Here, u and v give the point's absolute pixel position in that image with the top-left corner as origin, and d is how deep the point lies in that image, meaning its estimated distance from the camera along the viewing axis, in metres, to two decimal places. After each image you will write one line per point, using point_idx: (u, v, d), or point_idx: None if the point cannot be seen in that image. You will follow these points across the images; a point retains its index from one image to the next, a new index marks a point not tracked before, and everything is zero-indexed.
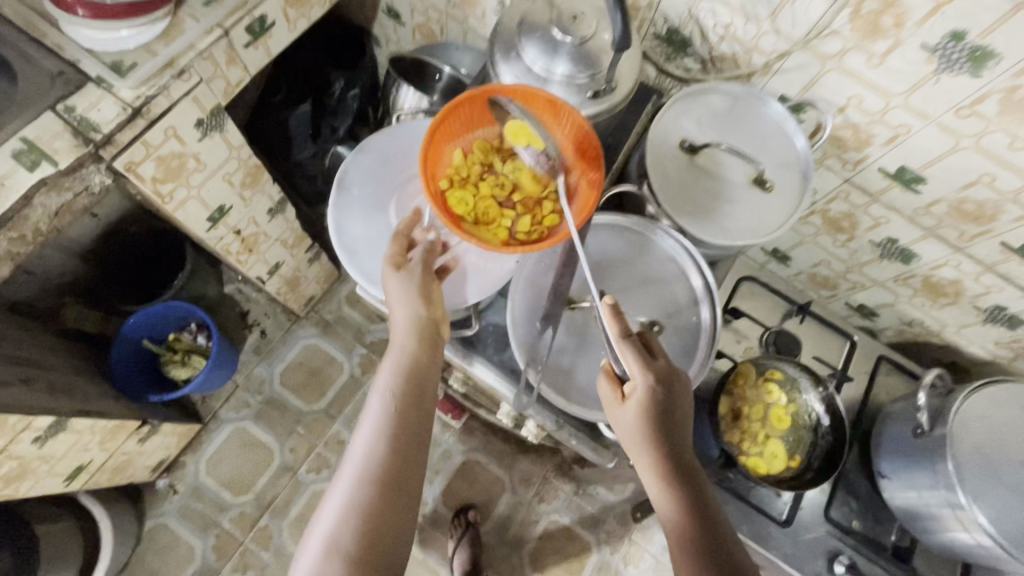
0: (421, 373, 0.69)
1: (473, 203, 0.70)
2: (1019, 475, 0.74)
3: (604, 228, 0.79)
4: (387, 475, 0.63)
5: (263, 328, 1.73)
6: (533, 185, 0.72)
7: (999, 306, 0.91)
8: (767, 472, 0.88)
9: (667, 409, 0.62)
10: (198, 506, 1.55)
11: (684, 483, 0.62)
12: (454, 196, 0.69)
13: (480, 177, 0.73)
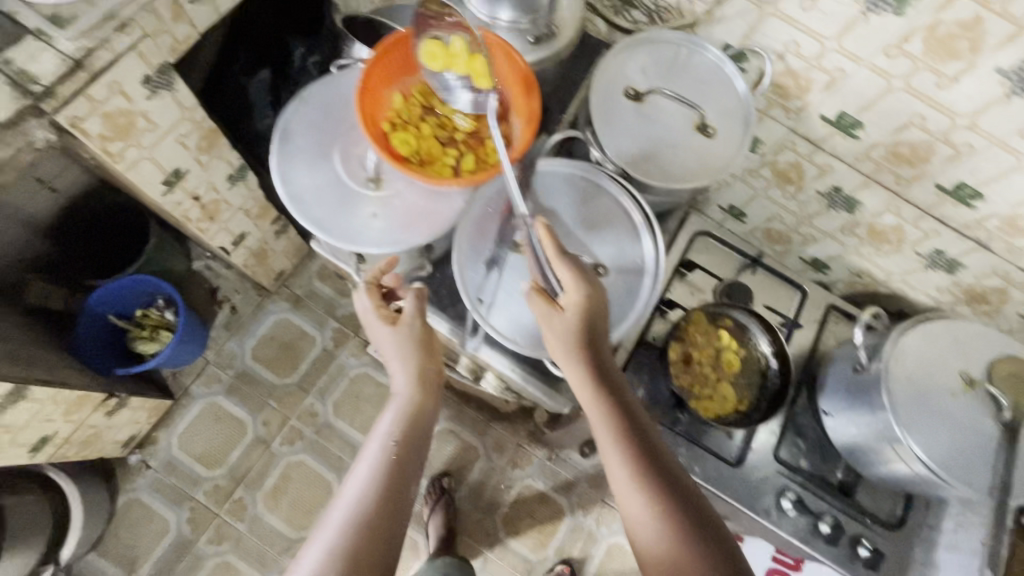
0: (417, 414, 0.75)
1: (416, 143, 0.72)
2: (947, 402, 0.78)
3: (550, 173, 0.80)
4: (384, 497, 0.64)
5: (234, 303, 1.73)
6: (473, 124, 0.74)
7: (937, 250, 0.94)
8: (715, 414, 0.91)
9: (598, 327, 0.68)
10: (172, 480, 1.56)
11: (623, 410, 0.68)
12: (398, 137, 0.70)
13: (422, 120, 0.75)
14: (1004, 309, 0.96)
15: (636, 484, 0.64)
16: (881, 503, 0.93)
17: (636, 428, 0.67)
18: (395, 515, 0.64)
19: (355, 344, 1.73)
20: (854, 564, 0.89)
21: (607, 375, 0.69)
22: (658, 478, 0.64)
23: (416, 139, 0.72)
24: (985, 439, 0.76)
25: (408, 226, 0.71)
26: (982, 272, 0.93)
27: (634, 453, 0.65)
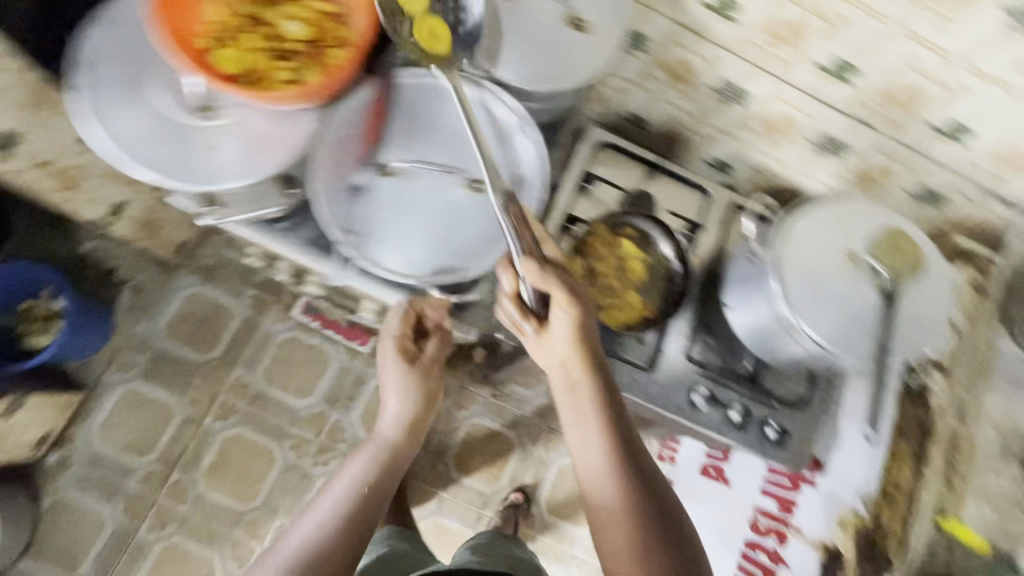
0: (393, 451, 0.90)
1: (246, 59, 0.64)
2: (832, 279, 0.80)
3: (410, 81, 0.72)
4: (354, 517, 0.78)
5: (136, 283, 1.58)
6: (309, 30, 0.67)
7: (825, 134, 0.95)
8: (621, 322, 0.91)
9: (589, 327, 0.68)
10: (99, 474, 1.48)
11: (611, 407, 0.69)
12: (223, 55, 0.63)
13: (249, 31, 0.66)
14: (891, 187, 0.99)
15: (617, 483, 0.66)
16: (788, 385, 0.97)
17: (620, 427, 0.69)
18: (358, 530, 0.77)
19: (277, 310, 1.64)
20: (763, 445, 0.94)
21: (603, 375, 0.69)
22: (637, 483, 0.66)
23: (243, 56, 0.64)
24: (868, 309, 0.80)
25: (247, 157, 0.64)
26: (866, 151, 0.94)
27: (618, 459, 0.67)
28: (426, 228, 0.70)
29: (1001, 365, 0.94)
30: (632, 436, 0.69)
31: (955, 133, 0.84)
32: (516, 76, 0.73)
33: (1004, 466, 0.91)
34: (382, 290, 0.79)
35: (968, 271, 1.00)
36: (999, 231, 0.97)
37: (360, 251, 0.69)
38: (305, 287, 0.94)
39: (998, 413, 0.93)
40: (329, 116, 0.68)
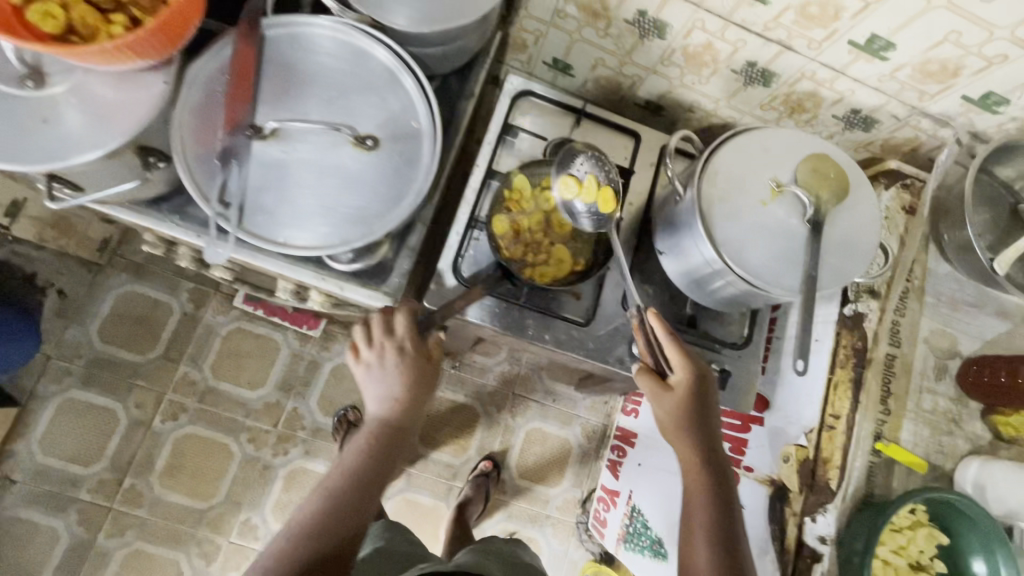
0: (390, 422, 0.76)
1: (68, 16, 0.56)
2: (757, 214, 0.77)
3: (284, 34, 0.68)
4: (350, 498, 0.71)
5: (61, 288, 1.40)
6: None
7: (750, 62, 0.90)
8: (553, 278, 0.87)
9: (702, 407, 0.78)
10: (45, 489, 1.34)
11: (716, 475, 0.77)
12: (35, 9, 0.55)
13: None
14: (821, 114, 0.95)
15: (712, 548, 0.72)
16: (729, 327, 0.95)
17: (720, 491, 0.76)
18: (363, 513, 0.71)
19: (218, 301, 1.48)
20: None
21: (713, 445, 0.78)
22: (729, 544, 0.73)
23: (62, 9, 0.56)
24: (794, 239, 0.77)
25: (91, 126, 0.56)
26: (792, 77, 0.90)
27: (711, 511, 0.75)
28: (313, 191, 0.65)
29: (935, 282, 0.95)
30: (730, 501, 0.76)
31: (878, 49, 0.79)
32: (407, 18, 0.67)
33: (938, 384, 0.91)
34: (287, 266, 0.74)
35: (903, 195, 0.98)
36: (928, 149, 0.95)
37: (239, 225, 0.63)
38: (213, 273, 0.86)
39: (929, 332, 0.93)
40: (187, 80, 0.63)
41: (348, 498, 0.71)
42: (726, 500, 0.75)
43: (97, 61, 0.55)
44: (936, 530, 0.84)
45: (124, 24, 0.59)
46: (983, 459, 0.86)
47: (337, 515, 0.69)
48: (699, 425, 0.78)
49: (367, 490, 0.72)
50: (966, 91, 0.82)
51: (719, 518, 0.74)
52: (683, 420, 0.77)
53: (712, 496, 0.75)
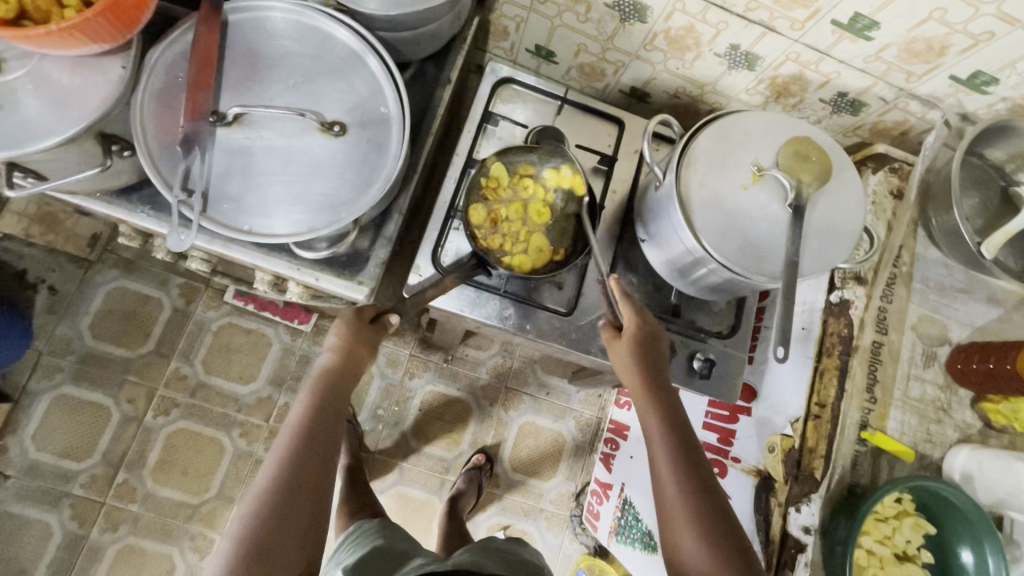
0: (333, 397, 0.71)
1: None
2: (737, 198, 0.75)
3: (247, 19, 0.70)
4: (299, 485, 0.62)
5: (52, 283, 1.36)
6: None
7: (733, 45, 0.87)
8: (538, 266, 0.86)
9: (654, 356, 0.77)
10: (39, 484, 1.28)
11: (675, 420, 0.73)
12: None
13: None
14: (808, 97, 0.93)
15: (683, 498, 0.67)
16: (715, 316, 0.94)
17: (681, 438, 0.71)
18: (318, 501, 0.62)
19: (209, 296, 1.43)
20: (691, 378, 0.89)
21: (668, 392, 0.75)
22: (700, 488, 0.67)
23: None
24: (775, 225, 0.75)
25: (46, 111, 0.57)
26: (777, 59, 0.87)
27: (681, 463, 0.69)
28: (278, 176, 0.66)
29: (923, 268, 0.93)
30: (693, 444, 0.71)
31: (862, 28, 0.77)
32: (378, 2, 0.70)
33: (927, 372, 0.90)
34: (262, 257, 0.73)
35: (890, 179, 0.95)
36: (918, 133, 0.94)
37: (203, 212, 0.64)
38: (189, 265, 0.85)
39: (918, 319, 0.91)
40: (146, 68, 0.64)
41: (294, 487, 0.62)
42: (691, 446, 0.70)
43: (53, 47, 0.55)
44: (922, 520, 0.83)
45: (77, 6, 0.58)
46: (972, 447, 0.84)
47: (284, 505, 0.60)
48: (653, 372, 0.76)
49: (319, 474, 0.64)
50: (953, 71, 0.80)
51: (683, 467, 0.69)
52: (638, 369, 0.75)
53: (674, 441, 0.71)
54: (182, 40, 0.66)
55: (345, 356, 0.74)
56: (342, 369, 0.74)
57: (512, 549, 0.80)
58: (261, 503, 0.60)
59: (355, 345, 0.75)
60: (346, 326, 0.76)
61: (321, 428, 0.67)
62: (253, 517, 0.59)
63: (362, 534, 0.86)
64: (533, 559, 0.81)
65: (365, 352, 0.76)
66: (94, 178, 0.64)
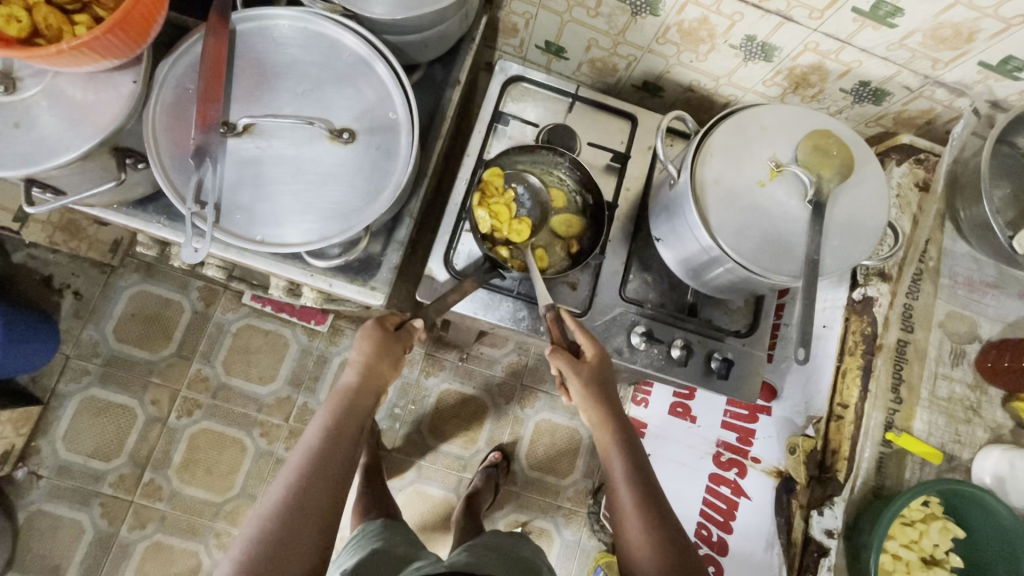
0: (354, 417, 0.69)
1: (27, 17, 0.57)
2: (754, 195, 0.73)
3: (254, 27, 0.70)
4: (310, 509, 0.60)
5: (76, 289, 1.39)
6: None
7: (749, 37, 0.85)
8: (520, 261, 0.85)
9: (610, 386, 0.75)
10: (70, 483, 1.32)
11: (635, 455, 0.73)
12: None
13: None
14: (828, 87, 0.90)
15: (644, 533, 0.66)
16: (732, 315, 0.92)
17: (642, 474, 0.71)
18: (327, 527, 0.61)
19: (228, 299, 1.45)
20: (708, 378, 0.87)
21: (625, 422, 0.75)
22: (662, 524, 0.67)
23: (25, 12, 0.57)
24: (794, 223, 0.73)
25: (61, 126, 0.58)
26: (795, 49, 0.84)
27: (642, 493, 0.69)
28: (290, 186, 0.66)
29: (951, 262, 0.90)
30: (652, 481, 0.71)
31: (884, 15, 0.74)
32: (385, 6, 0.69)
33: (956, 370, 0.87)
34: (276, 264, 0.74)
35: (916, 170, 0.92)
36: (945, 121, 0.90)
37: (216, 223, 0.64)
38: (206, 273, 0.87)
39: (945, 316, 0.88)
40: (157, 81, 0.64)
41: (304, 511, 0.60)
42: (649, 482, 0.70)
43: (65, 65, 0.56)
44: (951, 524, 0.80)
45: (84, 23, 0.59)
46: (1005, 448, 0.82)
47: (292, 529, 0.59)
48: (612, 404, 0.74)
49: (332, 500, 0.62)
50: (983, 57, 0.77)
51: (647, 501, 0.69)
52: (596, 400, 0.74)
53: (639, 476, 0.70)
54: (191, 52, 0.67)
55: (367, 372, 0.72)
56: (360, 384, 0.71)
57: (511, 546, 0.81)
58: (270, 526, 0.58)
59: (378, 360, 0.73)
60: (371, 340, 0.74)
61: (339, 446, 0.66)
62: (259, 540, 0.58)
63: (364, 539, 0.86)
64: (532, 555, 0.82)
65: (389, 368, 0.74)
66: (111, 191, 0.65)
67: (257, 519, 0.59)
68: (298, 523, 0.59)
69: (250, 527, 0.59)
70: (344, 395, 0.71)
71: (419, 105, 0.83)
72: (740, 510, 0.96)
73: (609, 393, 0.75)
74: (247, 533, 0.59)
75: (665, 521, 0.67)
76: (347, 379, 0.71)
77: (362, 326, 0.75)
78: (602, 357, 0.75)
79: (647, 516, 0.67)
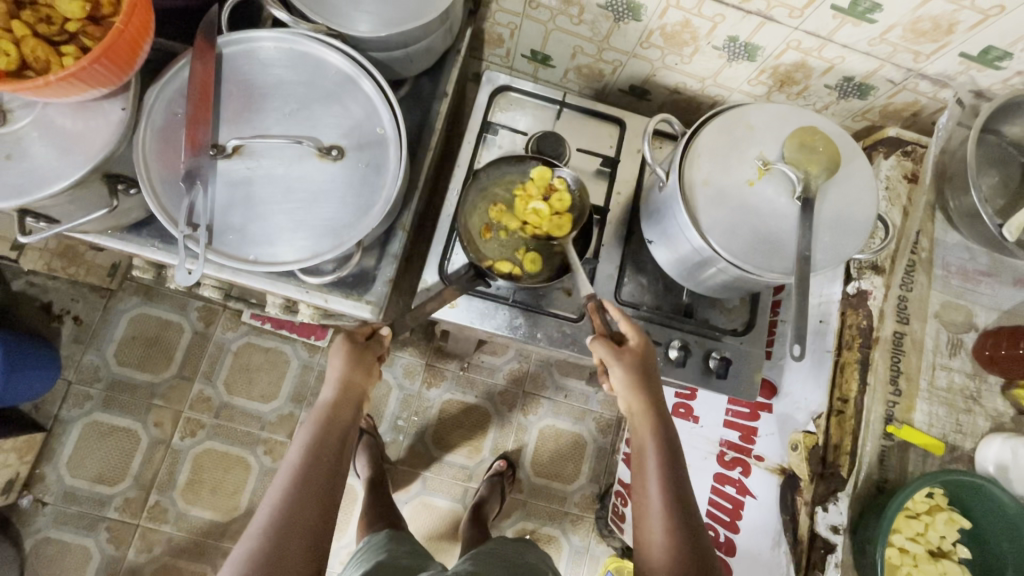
0: (335, 431, 0.69)
1: (15, 50, 0.58)
2: (743, 194, 0.73)
3: (241, 50, 0.70)
4: (298, 525, 0.60)
5: (76, 314, 1.39)
6: (74, 8, 0.60)
7: (731, 38, 0.86)
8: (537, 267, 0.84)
9: (653, 378, 0.75)
10: (75, 509, 1.32)
11: (668, 440, 0.72)
12: None
13: (16, 17, 0.60)
14: (813, 84, 0.91)
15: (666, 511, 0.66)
16: (729, 314, 0.92)
17: (672, 458, 0.70)
18: (317, 542, 0.60)
19: (227, 318, 1.45)
20: (707, 378, 0.87)
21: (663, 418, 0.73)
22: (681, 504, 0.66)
23: (13, 46, 0.58)
24: (785, 219, 0.73)
25: (52, 156, 0.59)
26: (778, 48, 0.85)
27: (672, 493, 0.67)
28: (281, 205, 0.67)
29: (943, 252, 0.90)
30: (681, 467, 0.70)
31: (863, 11, 0.74)
32: (370, 24, 0.71)
33: (953, 360, 0.87)
34: (272, 283, 0.74)
35: (903, 163, 0.93)
36: (931, 113, 0.91)
37: (209, 245, 0.65)
38: (203, 293, 0.87)
39: (940, 307, 0.88)
40: (145, 107, 0.65)
41: (292, 529, 0.59)
42: (682, 478, 0.69)
43: (54, 95, 0.57)
44: (956, 514, 0.80)
45: (71, 54, 0.60)
46: (1005, 436, 0.82)
47: (277, 550, 0.57)
48: (650, 392, 0.73)
49: (319, 515, 0.62)
50: (963, 48, 0.77)
51: (671, 482, 0.68)
52: (635, 390, 0.73)
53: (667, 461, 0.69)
54: (178, 77, 0.68)
55: (344, 386, 0.72)
56: (340, 396, 0.71)
57: (518, 553, 0.82)
58: (260, 544, 0.57)
59: (353, 372, 0.73)
60: (343, 354, 0.74)
61: (323, 463, 0.65)
62: (249, 560, 0.56)
63: (369, 552, 0.87)
64: (537, 561, 0.83)
65: (365, 380, 0.75)
66: (104, 218, 0.65)
67: (246, 542, 0.58)
68: (285, 542, 0.58)
69: (238, 551, 0.57)
70: (322, 411, 0.70)
71: (407, 120, 0.84)
72: (745, 509, 0.96)
73: (650, 384, 0.74)
74: (235, 556, 0.57)
75: (690, 521, 0.66)
76: (324, 397, 0.71)
77: (336, 343, 0.75)
78: (647, 349, 0.76)
79: (670, 504, 0.66)
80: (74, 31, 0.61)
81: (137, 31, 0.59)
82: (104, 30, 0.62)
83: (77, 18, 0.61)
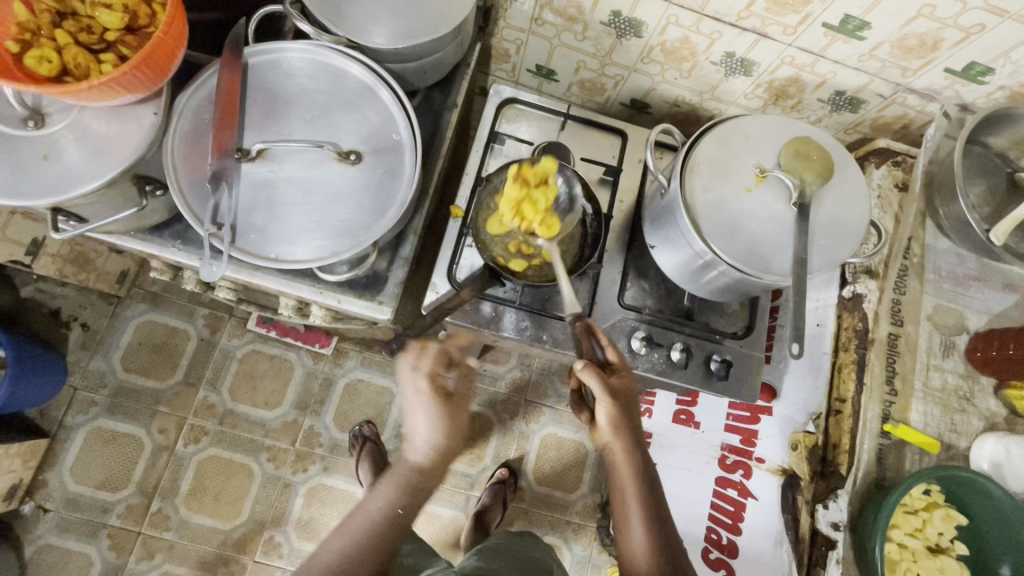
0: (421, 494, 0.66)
1: (59, 57, 0.62)
2: (741, 201, 0.76)
3: (265, 60, 0.74)
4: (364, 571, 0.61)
5: (84, 321, 1.41)
6: (113, 20, 0.64)
7: (728, 53, 0.90)
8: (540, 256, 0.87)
9: (633, 410, 0.74)
10: (77, 515, 1.32)
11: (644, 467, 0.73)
12: (31, 55, 0.61)
13: (59, 26, 0.64)
14: (806, 98, 0.95)
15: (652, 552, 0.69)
16: (730, 318, 0.95)
17: (651, 493, 0.73)
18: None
19: (234, 325, 1.47)
20: (709, 380, 0.89)
21: (642, 452, 0.73)
22: (662, 536, 0.70)
23: (56, 53, 0.62)
24: (782, 224, 0.76)
25: (85, 157, 0.62)
26: (772, 64, 0.89)
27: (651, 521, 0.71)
28: (302, 206, 0.70)
29: (934, 258, 0.94)
30: (659, 498, 0.73)
31: (853, 29, 0.79)
32: (386, 36, 0.74)
33: (946, 361, 0.89)
34: (288, 283, 0.77)
35: (894, 172, 0.97)
36: (919, 126, 0.95)
37: (233, 243, 0.68)
38: (217, 295, 0.88)
39: (933, 310, 0.91)
40: (176, 110, 0.69)
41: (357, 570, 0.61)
42: (657, 504, 0.72)
43: (92, 100, 0.60)
44: (953, 510, 0.83)
45: (108, 61, 0.64)
46: (999, 434, 0.85)
47: None
48: (631, 422, 0.73)
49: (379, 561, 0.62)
50: (948, 64, 0.81)
51: (650, 509, 0.71)
52: (621, 426, 0.71)
53: (646, 486, 0.72)
54: (206, 84, 0.71)
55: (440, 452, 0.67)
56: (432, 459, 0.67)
57: (523, 547, 0.85)
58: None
59: (445, 438, 0.68)
60: (445, 421, 0.67)
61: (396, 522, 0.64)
62: None
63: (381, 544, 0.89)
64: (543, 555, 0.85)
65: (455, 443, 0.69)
66: (131, 217, 0.68)
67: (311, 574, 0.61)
68: None
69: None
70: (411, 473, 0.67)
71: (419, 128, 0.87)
72: (747, 511, 0.98)
73: (631, 419, 0.73)
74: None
75: (670, 542, 0.70)
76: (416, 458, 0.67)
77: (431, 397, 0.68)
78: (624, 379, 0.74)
79: (651, 530, 0.70)
80: (113, 40, 0.65)
81: (169, 49, 0.62)
82: (140, 40, 0.66)
83: (115, 28, 0.65)
